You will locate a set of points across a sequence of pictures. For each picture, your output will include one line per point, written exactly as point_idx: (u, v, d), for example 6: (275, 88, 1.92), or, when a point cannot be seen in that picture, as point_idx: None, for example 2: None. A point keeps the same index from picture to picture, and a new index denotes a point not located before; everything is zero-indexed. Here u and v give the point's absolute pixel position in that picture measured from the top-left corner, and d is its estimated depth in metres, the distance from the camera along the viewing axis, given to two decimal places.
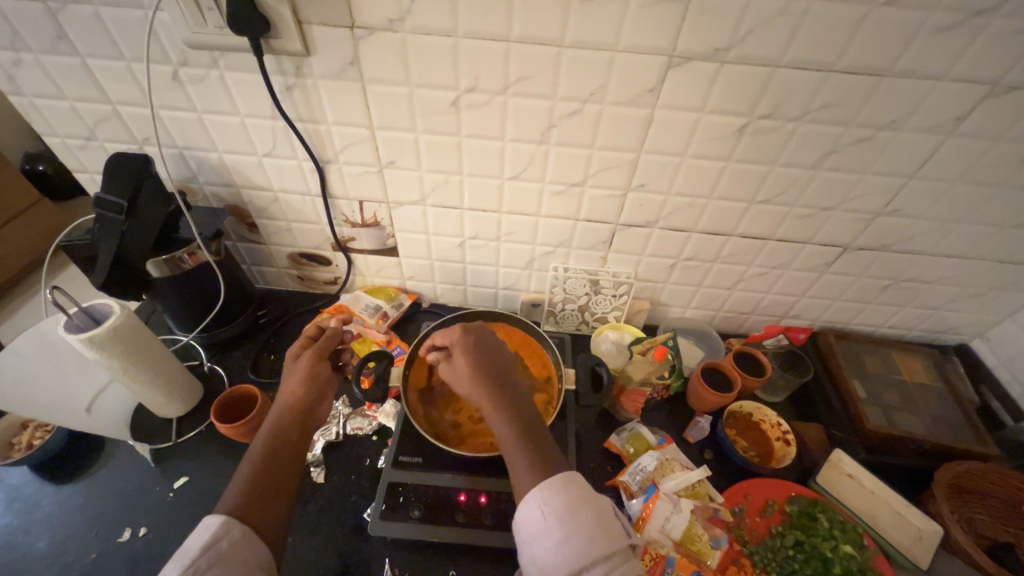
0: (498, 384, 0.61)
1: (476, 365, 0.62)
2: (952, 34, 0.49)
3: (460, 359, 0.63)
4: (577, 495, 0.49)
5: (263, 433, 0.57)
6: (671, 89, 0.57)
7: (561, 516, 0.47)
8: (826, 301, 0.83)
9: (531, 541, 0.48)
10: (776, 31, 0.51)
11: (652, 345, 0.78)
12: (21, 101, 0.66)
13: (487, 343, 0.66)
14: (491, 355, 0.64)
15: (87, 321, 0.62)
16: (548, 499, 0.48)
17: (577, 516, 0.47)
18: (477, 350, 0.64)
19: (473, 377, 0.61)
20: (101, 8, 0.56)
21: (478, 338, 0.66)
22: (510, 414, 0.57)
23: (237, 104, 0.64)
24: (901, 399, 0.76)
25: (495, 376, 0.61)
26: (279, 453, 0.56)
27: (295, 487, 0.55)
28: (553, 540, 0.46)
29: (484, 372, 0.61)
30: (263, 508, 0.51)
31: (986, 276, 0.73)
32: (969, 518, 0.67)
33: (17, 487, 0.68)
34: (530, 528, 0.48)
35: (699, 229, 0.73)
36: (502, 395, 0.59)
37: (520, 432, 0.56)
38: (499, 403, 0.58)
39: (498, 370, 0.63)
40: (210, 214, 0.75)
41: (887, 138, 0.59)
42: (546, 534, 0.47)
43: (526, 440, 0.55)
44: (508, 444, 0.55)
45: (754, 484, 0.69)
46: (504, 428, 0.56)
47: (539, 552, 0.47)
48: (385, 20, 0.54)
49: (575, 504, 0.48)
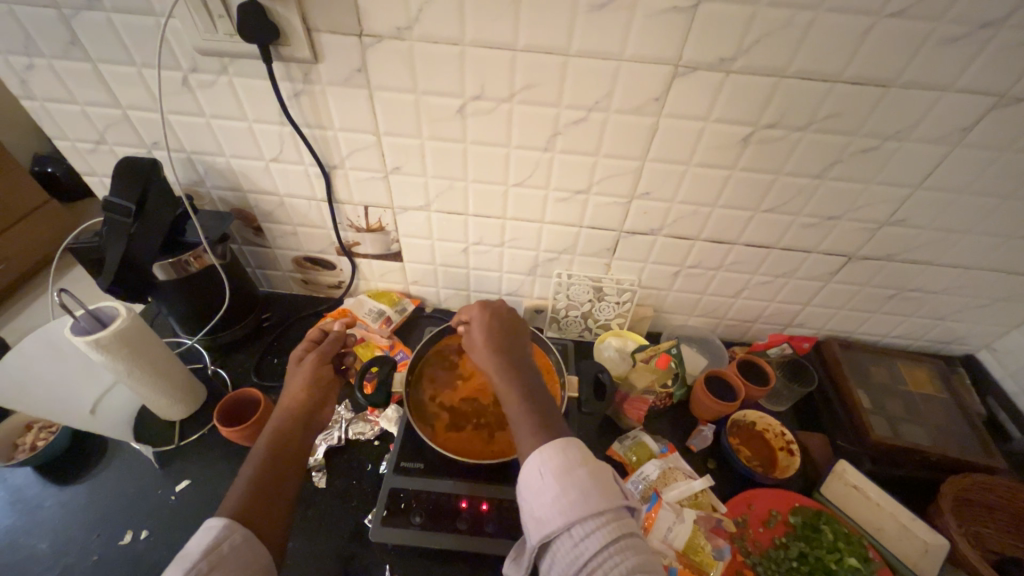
0: (512, 356, 0.62)
1: (493, 337, 0.63)
2: (958, 46, 0.49)
3: (477, 333, 0.64)
4: (576, 457, 0.48)
5: (277, 417, 0.60)
6: (675, 99, 0.57)
7: (558, 474, 0.47)
8: (831, 311, 0.82)
9: (530, 496, 0.48)
10: (780, 43, 0.51)
11: (655, 352, 0.79)
12: (32, 104, 0.67)
13: (506, 319, 0.67)
14: (508, 331, 0.65)
15: (94, 323, 0.62)
16: (547, 460, 0.48)
17: (575, 474, 0.47)
18: (495, 325, 0.65)
19: (490, 349, 0.62)
20: (113, 14, 0.57)
21: (497, 314, 0.67)
22: (521, 384, 0.58)
23: (245, 108, 0.65)
24: (906, 409, 0.75)
25: (510, 350, 0.62)
26: (288, 435, 0.58)
27: (300, 468, 0.57)
28: (551, 495, 0.46)
29: (500, 345, 0.62)
30: (268, 472, 0.54)
31: (993, 287, 0.73)
32: (977, 533, 0.66)
33: (19, 488, 0.68)
34: (530, 485, 0.48)
35: (703, 238, 0.73)
36: (514, 366, 0.60)
37: (528, 401, 0.56)
38: (511, 374, 0.59)
39: (513, 344, 0.63)
40: (219, 216, 0.74)
41: (892, 148, 0.59)
42: (544, 490, 0.47)
43: (534, 407, 0.56)
44: (516, 411, 0.56)
45: (757, 493, 0.68)
46: (512, 397, 0.57)
47: (536, 506, 0.47)
48: (393, 28, 0.55)
49: (573, 465, 0.48)
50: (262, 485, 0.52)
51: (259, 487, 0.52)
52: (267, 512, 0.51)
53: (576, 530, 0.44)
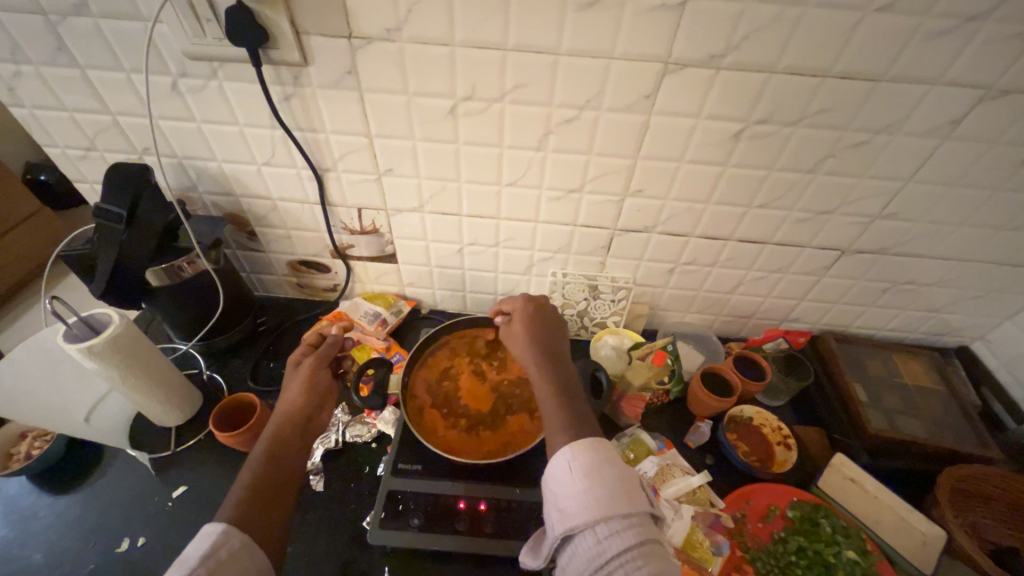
0: (552, 352, 0.63)
1: (534, 332, 0.64)
2: (945, 39, 0.49)
3: (517, 327, 0.66)
4: (604, 457, 0.49)
5: (277, 417, 0.60)
6: (666, 97, 0.57)
7: (586, 471, 0.48)
8: (826, 304, 0.83)
9: (556, 489, 0.49)
10: (770, 38, 0.51)
11: (650, 350, 0.79)
12: (21, 112, 0.67)
13: (549, 315, 0.68)
14: (550, 328, 0.66)
15: (87, 330, 0.62)
16: (576, 455, 0.49)
17: (603, 473, 0.47)
18: (537, 320, 0.66)
19: (531, 343, 0.63)
20: (101, 19, 0.56)
21: (538, 309, 0.68)
22: (556, 380, 0.59)
23: (235, 113, 0.65)
24: (902, 401, 0.76)
25: (550, 346, 0.63)
26: (289, 438, 0.58)
27: (300, 472, 0.57)
28: (578, 490, 0.47)
29: (539, 339, 0.64)
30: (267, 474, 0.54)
31: (986, 278, 0.73)
32: (974, 524, 0.66)
33: (14, 497, 0.68)
34: (557, 478, 0.49)
35: (698, 233, 0.73)
36: (551, 362, 0.61)
37: (564, 396, 0.57)
38: (551, 369, 0.60)
39: (556, 342, 0.65)
40: (210, 222, 0.75)
41: (883, 141, 0.59)
42: (571, 485, 0.47)
43: (569, 402, 0.56)
44: (548, 405, 0.56)
45: (756, 488, 0.69)
46: (549, 391, 0.58)
47: (562, 499, 0.47)
48: (383, 30, 0.55)
49: (601, 465, 0.48)
50: (262, 487, 0.53)
51: (264, 487, 0.53)
52: (266, 515, 0.51)
53: (599, 528, 0.44)
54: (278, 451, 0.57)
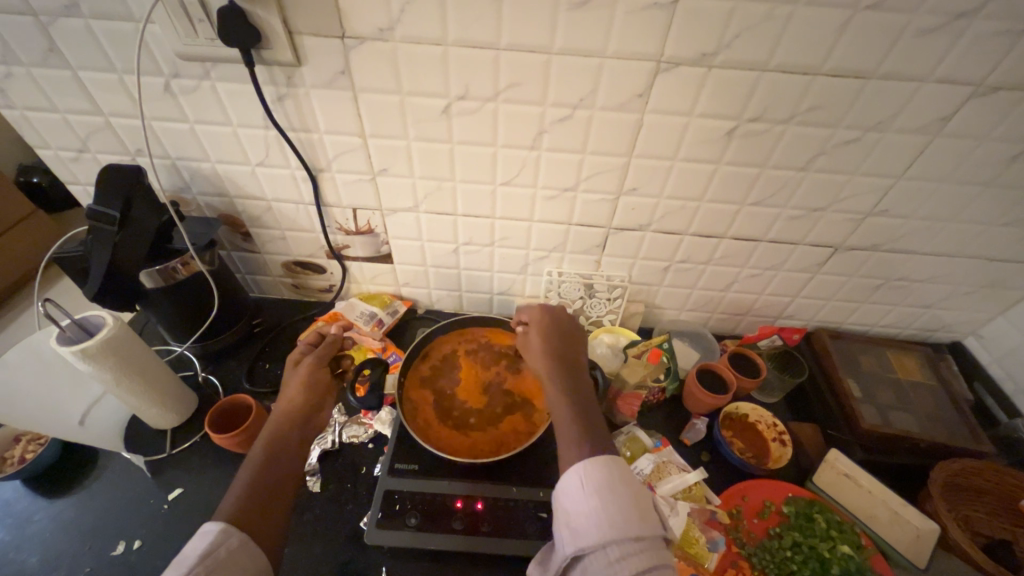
0: (568, 363, 0.63)
1: (549, 342, 0.65)
2: (933, 37, 0.50)
3: (533, 337, 0.66)
4: (618, 476, 0.49)
5: (275, 424, 0.59)
6: (659, 95, 0.58)
7: (600, 490, 0.48)
8: (819, 301, 0.83)
9: (568, 506, 0.48)
10: (761, 37, 0.51)
11: (646, 348, 0.80)
12: (12, 113, 0.66)
13: (566, 327, 0.68)
14: (567, 339, 0.66)
15: (81, 333, 0.62)
16: (589, 473, 0.49)
17: (616, 493, 0.47)
18: (554, 331, 0.66)
19: (547, 354, 0.63)
20: (92, 21, 0.56)
21: (555, 321, 0.68)
22: (569, 392, 0.59)
23: (228, 113, 0.65)
24: (896, 397, 0.76)
25: (565, 358, 0.63)
26: (288, 449, 0.57)
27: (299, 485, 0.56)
28: (590, 509, 0.47)
29: (554, 350, 0.64)
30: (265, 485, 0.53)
31: (977, 274, 0.74)
32: (966, 517, 0.67)
33: (9, 502, 0.67)
34: (570, 495, 0.49)
35: (691, 232, 0.73)
36: (566, 373, 0.61)
37: (578, 408, 0.57)
38: (565, 380, 0.60)
39: (572, 354, 0.65)
40: (205, 224, 0.74)
41: (874, 138, 0.59)
42: (584, 503, 0.47)
43: (582, 415, 0.56)
44: (562, 417, 0.56)
45: (751, 484, 0.69)
46: (563, 403, 0.58)
47: (574, 517, 0.47)
48: (375, 29, 0.55)
49: (615, 484, 0.48)
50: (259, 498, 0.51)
51: (267, 492, 0.52)
52: (267, 519, 0.51)
53: (611, 550, 0.45)
54: (275, 461, 0.55)
